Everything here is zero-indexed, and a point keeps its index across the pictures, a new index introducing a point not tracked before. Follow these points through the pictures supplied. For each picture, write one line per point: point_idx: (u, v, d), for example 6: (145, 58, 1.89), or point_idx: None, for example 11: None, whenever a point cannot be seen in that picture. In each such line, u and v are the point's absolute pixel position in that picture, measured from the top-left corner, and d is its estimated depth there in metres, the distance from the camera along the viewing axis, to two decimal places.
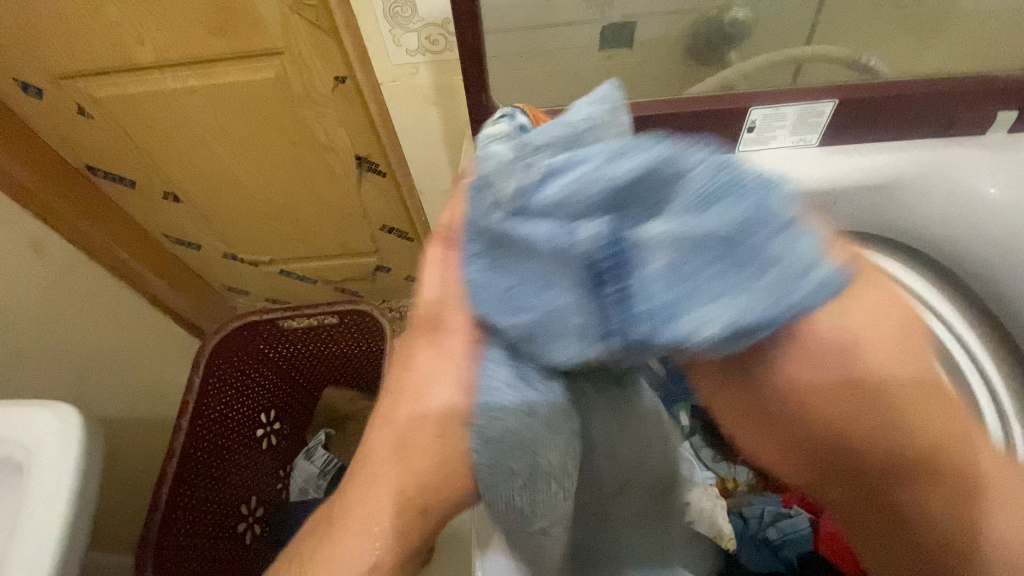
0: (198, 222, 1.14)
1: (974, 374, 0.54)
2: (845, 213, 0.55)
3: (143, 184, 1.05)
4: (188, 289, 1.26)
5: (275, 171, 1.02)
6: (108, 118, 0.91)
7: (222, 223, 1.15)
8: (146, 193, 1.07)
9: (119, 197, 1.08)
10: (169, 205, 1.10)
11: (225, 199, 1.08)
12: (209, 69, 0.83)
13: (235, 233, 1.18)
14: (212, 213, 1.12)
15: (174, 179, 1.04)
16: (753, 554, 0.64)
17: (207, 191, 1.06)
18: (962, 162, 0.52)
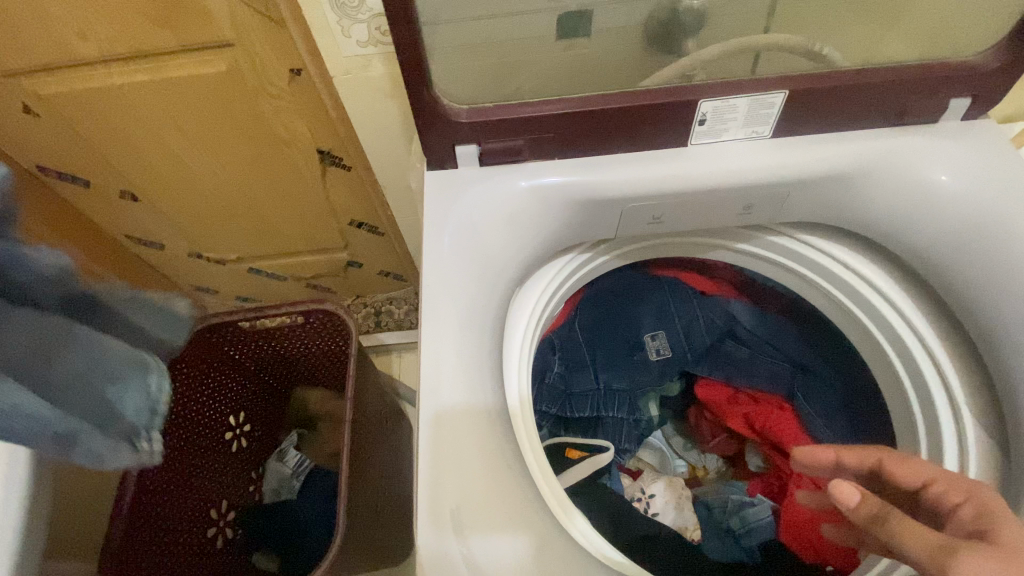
0: (158, 221, 1.10)
1: (927, 364, 0.54)
2: (803, 204, 0.55)
3: (99, 184, 1.01)
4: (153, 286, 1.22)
5: (234, 166, 0.99)
6: (57, 117, 0.87)
7: (185, 222, 1.11)
8: (102, 192, 1.03)
9: (75, 197, 1.03)
10: (128, 205, 1.06)
11: (187, 197, 1.05)
12: (157, 62, 0.80)
13: (200, 231, 1.14)
14: (174, 213, 1.08)
15: (130, 177, 1.00)
16: (716, 542, 0.64)
17: (168, 189, 1.03)
18: (917, 151, 0.52)
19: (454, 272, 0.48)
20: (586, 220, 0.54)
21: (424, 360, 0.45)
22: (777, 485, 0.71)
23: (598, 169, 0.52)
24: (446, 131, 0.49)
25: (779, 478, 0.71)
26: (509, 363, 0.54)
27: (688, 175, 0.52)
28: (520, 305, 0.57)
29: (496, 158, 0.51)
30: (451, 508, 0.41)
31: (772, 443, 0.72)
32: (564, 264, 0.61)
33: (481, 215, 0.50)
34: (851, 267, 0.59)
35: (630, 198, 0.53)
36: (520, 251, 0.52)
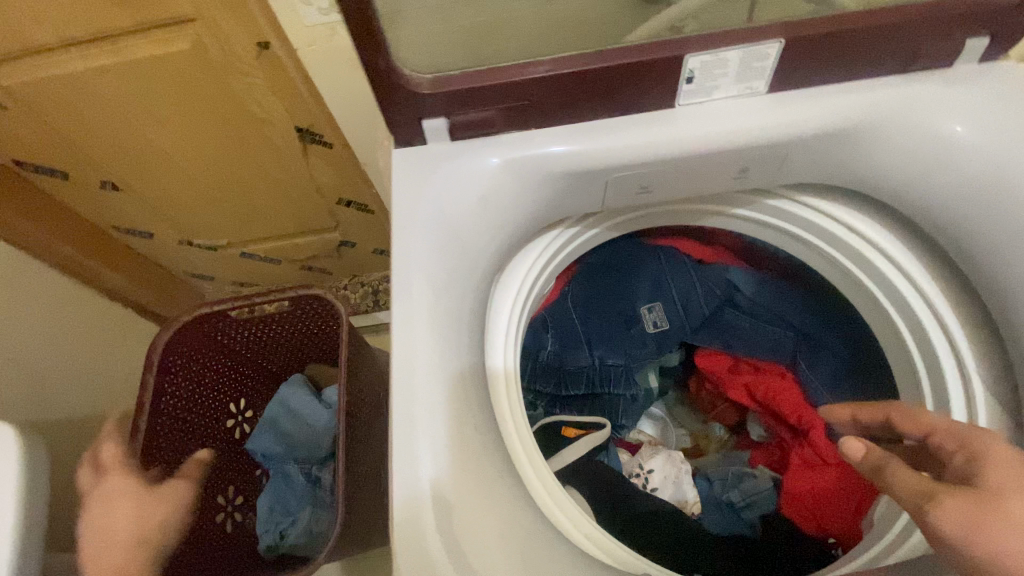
0: (143, 209, 1.07)
1: (935, 329, 0.52)
2: (805, 164, 0.51)
3: (78, 175, 0.97)
4: (147, 276, 1.20)
5: (212, 149, 0.95)
6: (25, 109, 0.84)
7: (170, 209, 1.08)
8: (82, 183, 0.99)
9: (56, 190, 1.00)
10: (110, 195, 1.03)
11: (168, 184, 1.02)
12: (118, 44, 0.76)
13: (188, 217, 1.11)
14: (158, 201, 1.06)
15: (112, 166, 0.97)
16: (716, 517, 0.63)
17: (152, 178, 1.00)
18: (928, 99, 0.47)
19: (426, 253, 0.45)
20: (568, 194, 0.51)
21: (395, 343, 0.42)
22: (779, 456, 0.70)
23: (577, 136, 0.48)
24: (410, 105, 0.45)
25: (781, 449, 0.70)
26: (492, 347, 0.51)
27: (677, 140, 0.48)
28: (504, 286, 0.55)
29: (468, 129, 0.48)
30: (424, 491, 0.38)
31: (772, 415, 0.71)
32: (550, 241, 0.57)
33: (453, 195, 0.47)
34: (857, 231, 0.55)
35: (614, 166, 0.49)
36: (497, 230, 0.48)
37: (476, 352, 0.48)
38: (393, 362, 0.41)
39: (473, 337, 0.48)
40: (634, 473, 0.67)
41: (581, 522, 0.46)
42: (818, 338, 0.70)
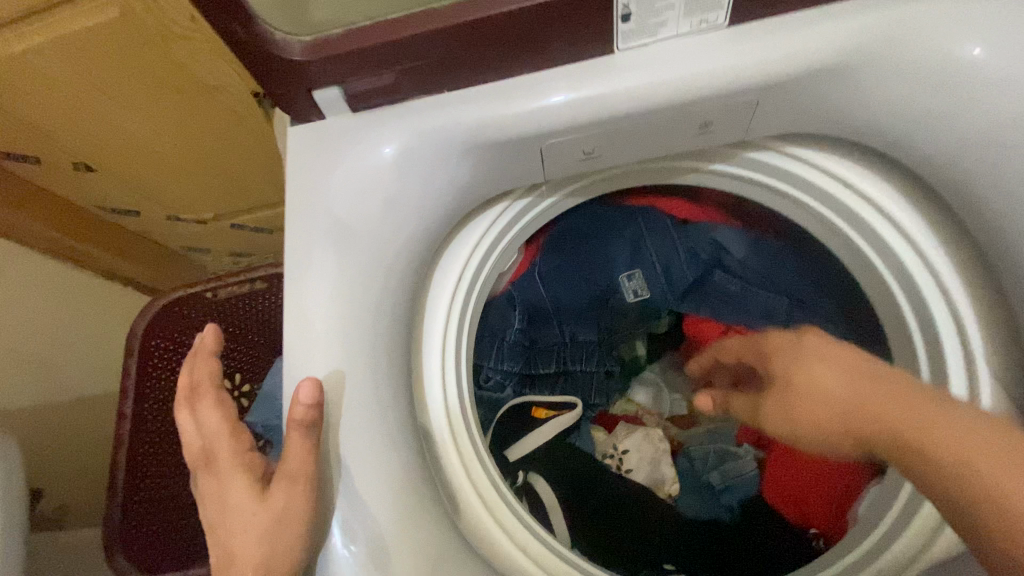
0: (124, 188, 0.99)
1: (938, 305, 0.45)
2: (784, 109, 0.42)
3: (48, 159, 0.89)
4: (143, 254, 1.14)
5: (176, 120, 0.86)
6: None
7: (153, 185, 1.00)
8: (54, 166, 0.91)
9: (35, 176, 0.92)
10: (89, 178, 0.95)
11: (141, 161, 0.93)
12: (50, 16, 0.66)
13: (170, 195, 1.03)
14: (138, 177, 0.97)
15: (79, 145, 0.88)
16: (692, 500, 0.60)
17: (123, 156, 0.91)
18: (947, 26, 0.37)
19: (327, 257, 0.40)
20: (497, 168, 0.44)
21: (298, 359, 0.39)
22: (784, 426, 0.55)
23: (500, 100, 0.41)
24: (292, 72, 0.38)
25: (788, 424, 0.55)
26: (426, 347, 0.47)
27: (621, 98, 0.40)
28: (439, 277, 0.49)
29: (369, 98, 0.41)
30: (334, 522, 0.37)
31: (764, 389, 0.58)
32: (496, 218, 0.50)
33: (355, 181, 0.41)
34: (857, 189, 0.47)
35: (547, 134, 0.42)
36: (416, 217, 0.43)
37: (398, 359, 0.44)
38: (291, 378, 0.39)
39: (392, 342, 0.43)
40: (608, 455, 0.62)
41: (519, 531, 0.44)
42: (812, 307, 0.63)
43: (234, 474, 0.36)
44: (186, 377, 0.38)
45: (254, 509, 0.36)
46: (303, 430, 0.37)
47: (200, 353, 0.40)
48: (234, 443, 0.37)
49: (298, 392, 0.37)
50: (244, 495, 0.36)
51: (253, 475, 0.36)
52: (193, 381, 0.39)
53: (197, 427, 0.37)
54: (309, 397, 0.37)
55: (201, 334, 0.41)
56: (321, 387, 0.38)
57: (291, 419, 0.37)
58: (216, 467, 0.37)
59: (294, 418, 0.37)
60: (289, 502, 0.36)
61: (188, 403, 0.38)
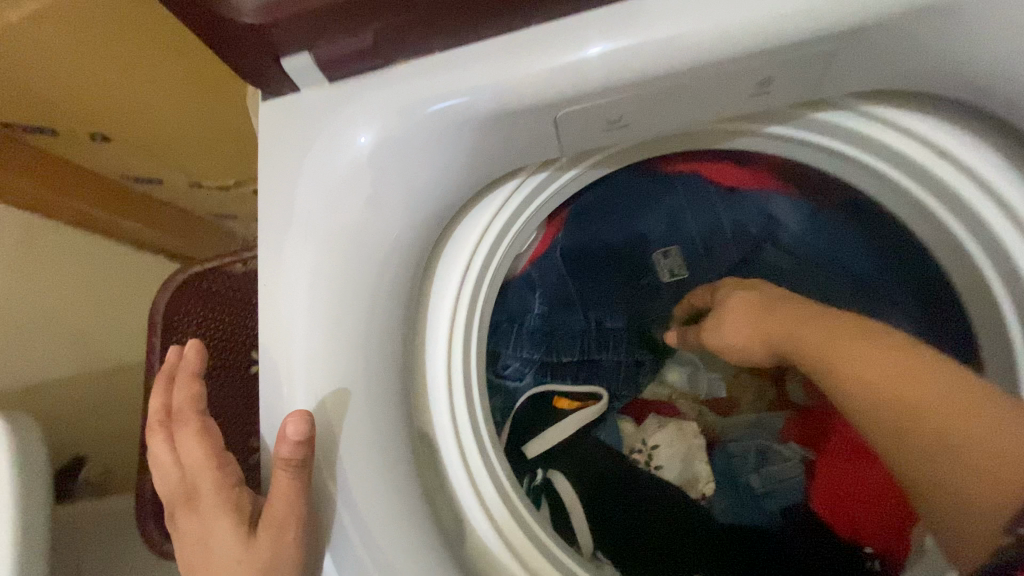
0: (145, 158, 0.88)
1: None
2: (856, 61, 0.33)
3: (64, 132, 0.78)
4: (172, 223, 1.07)
5: (194, 88, 0.74)
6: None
7: (175, 155, 0.88)
8: (72, 137, 0.80)
9: (52, 146, 0.82)
10: (103, 146, 0.83)
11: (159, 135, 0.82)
12: None
13: (193, 163, 0.93)
14: (157, 148, 0.86)
15: (80, 118, 0.74)
16: (727, 504, 0.55)
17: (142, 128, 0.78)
18: None
19: (303, 258, 0.35)
20: (503, 144, 0.37)
21: (278, 374, 0.35)
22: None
23: (504, 61, 0.33)
24: (251, 37, 0.32)
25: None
26: (428, 349, 0.43)
27: (658, 51, 0.32)
28: (444, 269, 0.43)
29: (346, 64, 0.34)
30: (326, 563, 0.34)
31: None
32: (507, 198, 0.44)
33: (332, 171, 0.35)
34: (946, 153, 0.39)
35: (563, 103, 0.34)
36: (413, 207, 0.37)
37: (396, 366, 0.39)
38: (274, 407, 0.35)
39: (387, 354, 0.38)
40: (635, 449, 0.58)
41: (532, 557, 0.41)
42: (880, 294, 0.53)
43: (216, 515, 0.32)
44: (162, 401, 0.34)
45: (238, 554, 0.31)
46: (291, 471, 0.32)
47: (179, 373, 0.35)
48: (216, 478, 0.32)
49: (285, 428, 0.33)
50: (229, 540, 0.31)
51: (238, 518, 0.32)
52: (173, 404, 0.34)
53: (174, 459, 0.33)
54: (295, 432, 0.32)
55: (179, 351, 0.36)
56: (310, 419, 0.33)
57: (276, 457, 0.32)
58: (194, 504, 0.32)
59: (279, 456, 0.32)
60: (277, 551, 0.31)
61: (164, 429, 0.33)
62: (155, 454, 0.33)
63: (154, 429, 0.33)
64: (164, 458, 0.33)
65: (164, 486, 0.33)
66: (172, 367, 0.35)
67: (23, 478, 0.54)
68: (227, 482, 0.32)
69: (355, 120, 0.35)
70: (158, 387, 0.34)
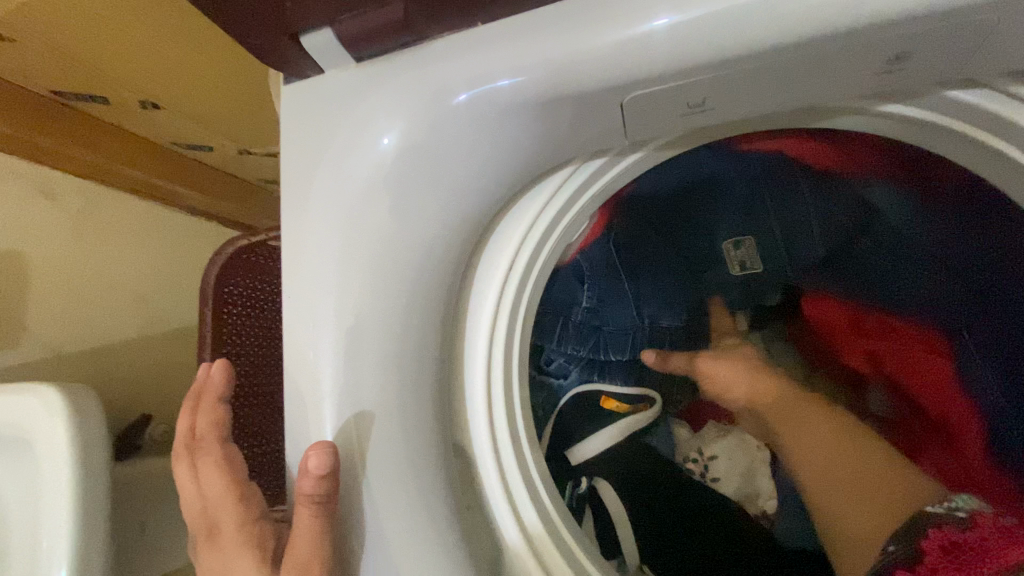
0: (196, 127, 0.82)
1: None
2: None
3: (115, 100, 0.74)
4: (225, 190, 1.02)
5: (241, 54, 0.67)
6: (32, 40, 0.59)
7: (226, 125, 0.82)
8: (123, 106, 0.76)
9: (105, 114, 0.79)
10: (154, 113, 0.78)
11: (208, 106, 0.76)
12: None
13: (246, 134, 0.85)
14: (208, 119, 0.79)
15: (120, 86, 0.69)
16: (791, 526, 0.50)
17: (191, 97, 0.72)
18: None
19: (325, 272, 0.32)
20: (556, 135, 0.31)
21: (304, 390, 0.33)
22: (969, 542, 0.34)
23: (555, 34, 0.27)
24: (265, 13, 0.27)
25: (984, 544, 0.34)
26: (466, 359, 0.39)
27: (754, 23, 0.25)
28: (484, 271, 0.39)
29: (373, 40, 0.30)
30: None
31: (987, 548, 0.34)
32: (555, 191, 0.38)
33: (353, 173, 0.31)
34: None
35: (630, 86, 0.28)
36: (448, 210, 0.32)
37: (430, 381, 0.36)
38: (299, 431, 0.33)
39: (419, 368, 0.35)
40: (690, 459, 0.55)
41: None
42: (999, 312, 0.44)
43: (237, 552, 0.31)
44: (187, 424, 0.34)
45: None
46: (315, 507, 0.31)
47: (204, 395, 0.35)
48: (237, 512, 0.32)
49: (305, 461, 0.31)
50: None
51: (259, 555, 0.31)
52: (197, 428, 0.34)
53: (196, 488, 0.32)
54: (318, 467, 0.31)
55: (207, 370, 0.35)
56: (334, 453, 0.31)
57: (299, 493, 0.31)
58: (218, 538, 0.31)
59: (302, 492, 0.31)
60: None
61: (188, 457, 0.33)
62: (179, 480, 0.33)
63: (179, 454, 0.33)
64: (187, 487, 0.32)
65: (191, 512, 0.32)
66: (200, 387, 0.35)
67: (84, 462, 0.56)
68: (248, 517, 0.32)
69: (379, 113, 0.30)
70: (186, 410, 0.34)
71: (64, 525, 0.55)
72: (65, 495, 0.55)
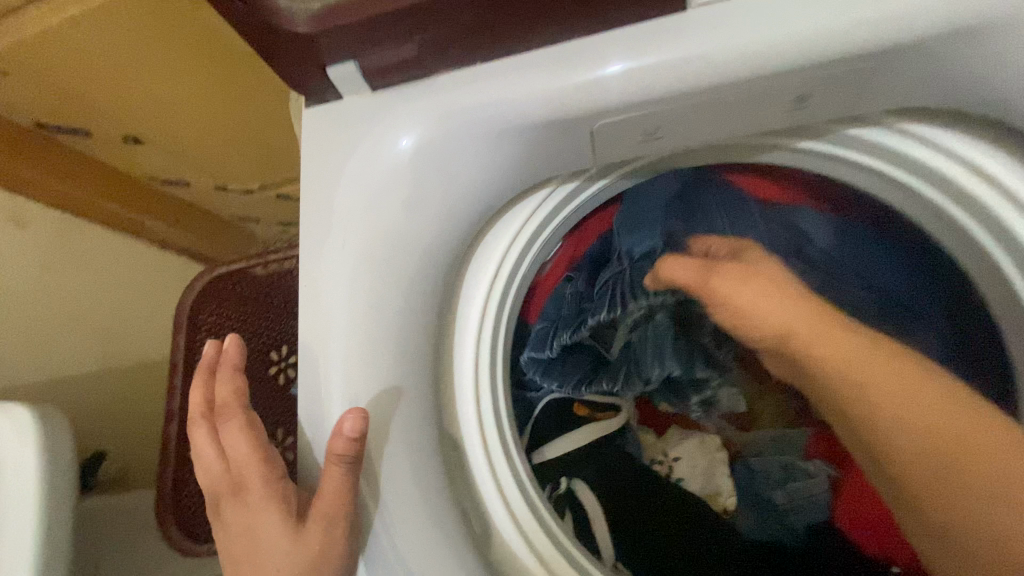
0: (176, 161, 0.84)
1: None
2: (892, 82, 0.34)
3: (98, 132, 0.76)
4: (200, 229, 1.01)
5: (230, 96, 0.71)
6: (30, 74, 0.62)
7: (202, 160, 0.84)
8: (105, 139, 0.78)
9: (91, 148, 0.80)
10: (138, 149, 0.81)
11: (192, 142, 0.78)
12: None
13: (223, 170, 0.88)
14: (187, 154, 0.82)
15: (106, 119, 0.72)
16: (752, 519, 0.54)
17: (176, 132, 0.76)
18: None
19: (344, 264, 0.36)
20: (540, 153, 0.37)
21: (312, 369, 0.36)
22: None
23: (537, 73, 0.34)
24: (301, 48, 0.33)
25: None
26: (456, 353, 0.43)
27: (695, 70, 0.33)
28: (472, 275, 0.44)
29: (390, 73, 0.35)
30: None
31: None
32: (535, 208, 0.44)
33: (368, 175, 0.36)
34: (974, 168, 0.39)
35: (600, 113, 0.34)
36: (447, 211, 0.38)
37: (423, 370, 0.40)
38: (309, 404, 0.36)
39: (417, 354, 0.39)
40: (656, 461, 0.57)
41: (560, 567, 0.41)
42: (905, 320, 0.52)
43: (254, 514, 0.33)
44: (205, 394, 0.36)
45: (278, 550, 0.32)
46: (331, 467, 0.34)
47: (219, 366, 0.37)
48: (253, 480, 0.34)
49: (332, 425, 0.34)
50: (268, 537, 0.32)
51: (276, 516, 0.33)
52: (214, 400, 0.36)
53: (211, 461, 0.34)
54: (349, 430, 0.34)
55: (217, 345, 0.37)
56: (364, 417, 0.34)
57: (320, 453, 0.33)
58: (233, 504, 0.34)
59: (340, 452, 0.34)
60: (316, 548, 0.32)
61: (208, 425, 0.35)
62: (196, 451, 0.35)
63: (198, 421, 0.36)
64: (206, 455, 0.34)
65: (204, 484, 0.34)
66: (212, 361, 0.37)
67: (54, 482, 0.55)
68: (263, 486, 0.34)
69: (393, 129, 0.36)
70: (196, 383, 0.37)
71: (27, 544, 0.53)
72: (31, 514, 0.53)
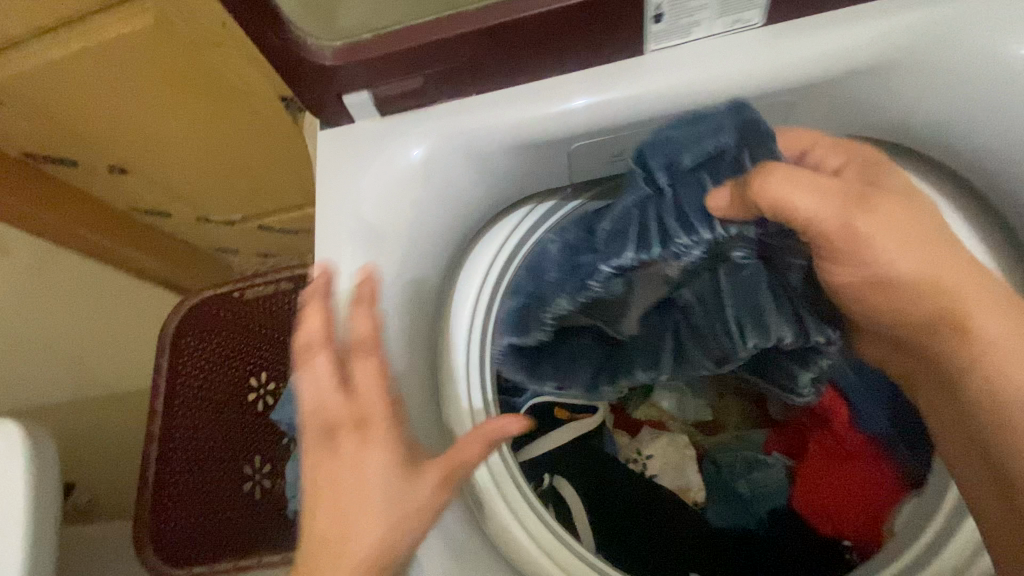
0: (160, 192, 0.86)
1: None
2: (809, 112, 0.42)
3: (84, 162, 0.78)
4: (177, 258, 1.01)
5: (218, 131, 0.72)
6: (27, 105, 0.65)
7: (186, 191, 0.85)
8: (91, 169, 0.79)
9: (72, 177, 0.82)
10: (123, 179, 0.82)
11: (179, 172, 0.80)
12: (80, 25, 0.53)
13: (207, 202, 0.89)
14: (173, 185, 0.84)
15: (96, 149, 0.75)
16: (720, 508, 0.59)
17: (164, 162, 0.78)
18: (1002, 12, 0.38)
19: (354, 261, 0.41)
20: (524, 169, 0.44)
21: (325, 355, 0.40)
22: None
23: (524, 102, 0.40)
24: (322, 78, 0.38)
25: None
26: (451, 346, 0.48)
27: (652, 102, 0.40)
28: (465, 278, 0.49)
29: (398, 101, 0.41)
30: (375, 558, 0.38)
31: None
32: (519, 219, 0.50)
33: (377, 184, 0.41)
34: None
35: (575, 136, 0.41)
36: (444, 214, 0.43)
37: (418, 358, 0.45)
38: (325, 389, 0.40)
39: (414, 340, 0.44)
40: (631, 459, 0.61)
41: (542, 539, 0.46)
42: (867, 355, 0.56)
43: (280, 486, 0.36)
44: None
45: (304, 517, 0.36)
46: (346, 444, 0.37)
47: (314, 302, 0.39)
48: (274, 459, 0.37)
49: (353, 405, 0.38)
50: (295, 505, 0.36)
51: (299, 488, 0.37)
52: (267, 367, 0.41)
53: None
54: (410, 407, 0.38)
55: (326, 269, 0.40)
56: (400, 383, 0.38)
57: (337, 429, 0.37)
58: None
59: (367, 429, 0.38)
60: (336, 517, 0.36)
61: None
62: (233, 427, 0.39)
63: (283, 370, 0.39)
64: None
65: None
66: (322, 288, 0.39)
67: (42, 502, 0.55)
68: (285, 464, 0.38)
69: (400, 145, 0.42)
70: (316, 307, 0.38)
71: (16, 564, 0.52)
72: (20, 533, 0.53)
